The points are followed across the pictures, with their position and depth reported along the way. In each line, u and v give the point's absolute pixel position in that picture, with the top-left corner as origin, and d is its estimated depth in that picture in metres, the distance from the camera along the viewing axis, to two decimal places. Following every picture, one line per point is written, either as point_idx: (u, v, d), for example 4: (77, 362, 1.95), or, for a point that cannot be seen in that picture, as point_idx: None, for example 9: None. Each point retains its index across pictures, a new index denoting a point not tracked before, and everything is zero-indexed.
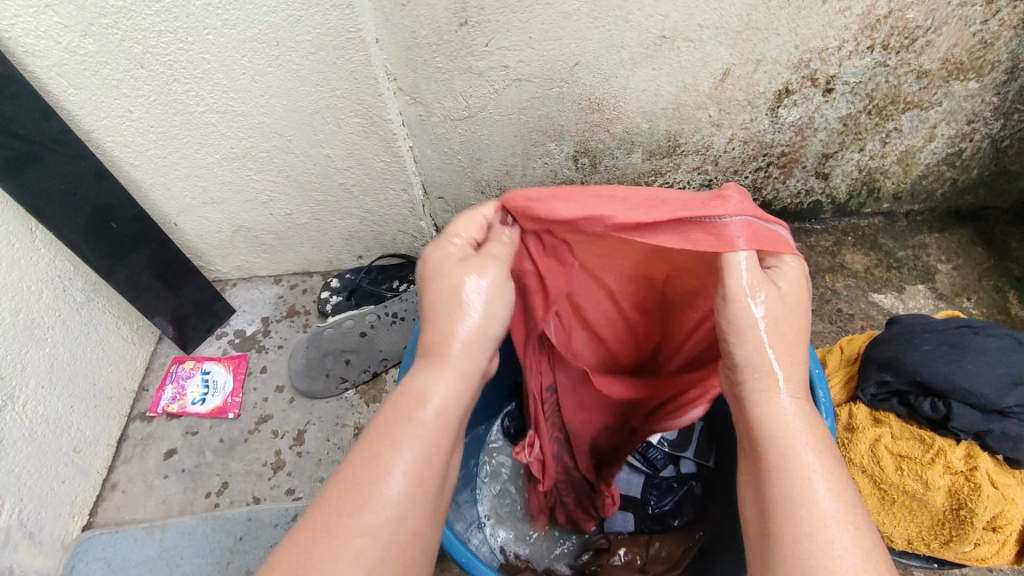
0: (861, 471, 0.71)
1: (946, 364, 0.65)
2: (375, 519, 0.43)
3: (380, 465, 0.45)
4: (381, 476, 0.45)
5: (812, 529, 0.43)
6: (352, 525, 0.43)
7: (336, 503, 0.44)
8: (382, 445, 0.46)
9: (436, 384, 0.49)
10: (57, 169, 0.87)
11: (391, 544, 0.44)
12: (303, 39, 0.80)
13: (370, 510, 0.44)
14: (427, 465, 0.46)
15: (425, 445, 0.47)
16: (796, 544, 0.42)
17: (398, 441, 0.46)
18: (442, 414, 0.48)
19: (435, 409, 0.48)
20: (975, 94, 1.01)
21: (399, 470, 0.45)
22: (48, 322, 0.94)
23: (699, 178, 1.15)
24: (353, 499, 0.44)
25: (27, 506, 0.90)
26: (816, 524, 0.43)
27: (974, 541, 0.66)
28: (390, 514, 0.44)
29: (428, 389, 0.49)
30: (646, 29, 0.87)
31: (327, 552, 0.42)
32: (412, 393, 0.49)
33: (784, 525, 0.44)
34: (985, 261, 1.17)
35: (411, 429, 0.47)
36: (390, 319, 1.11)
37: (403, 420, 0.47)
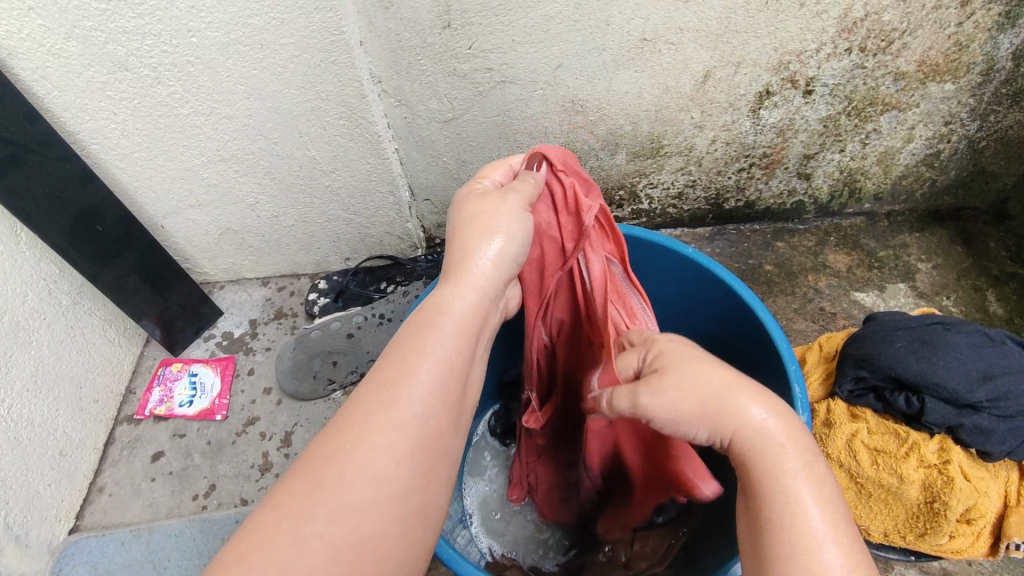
0: (839, 466, 0.72)
1: (919, 359, 0.67)
2: (409, 410, 0.47)
3: (405, 370, 0.49)
4: (405, 377, 0.48)
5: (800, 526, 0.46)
6: (386, 412, 0.46)
7: (373, 397, 0.47)
8: (404, 350, 0.50)
9: (448, 314, 0.54)
10: (43, 172, 0.88)
11: (424, 431, 0.47)
12: (287, 42, 0.81)
13: (404, 401, 0.47)
14: (450, 370, 0.50)
15: (450, 351, 0.51)
16: (788, 539, 0.46)
17: (420, 346, 0.51)
18: (461, 324, 0.54)
19: (455, 320, 0.53)
20: (951, 96, 1.03)
21: (423, 371, 0.49)
22: (34, 325, 0.95)
23: (682, 179, 1.16)
24: (381, 396, 0.47)
25: (13, 509, 0.90)
26: (800, 533, 0.46)
27: (948, 533, 0.67)
28: (422, 408, 0.48)
29: (442, 314, 0.53)
30: (627, 31, 0.88)
31: (366, 439, 0.45)
32: (432, 312, 0.54)
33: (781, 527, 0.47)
34: (964, 260, 1.19)
35: (434, 339, 0.51)
36: (377, 320, 1.14)
37: (427, 330, 0.52)
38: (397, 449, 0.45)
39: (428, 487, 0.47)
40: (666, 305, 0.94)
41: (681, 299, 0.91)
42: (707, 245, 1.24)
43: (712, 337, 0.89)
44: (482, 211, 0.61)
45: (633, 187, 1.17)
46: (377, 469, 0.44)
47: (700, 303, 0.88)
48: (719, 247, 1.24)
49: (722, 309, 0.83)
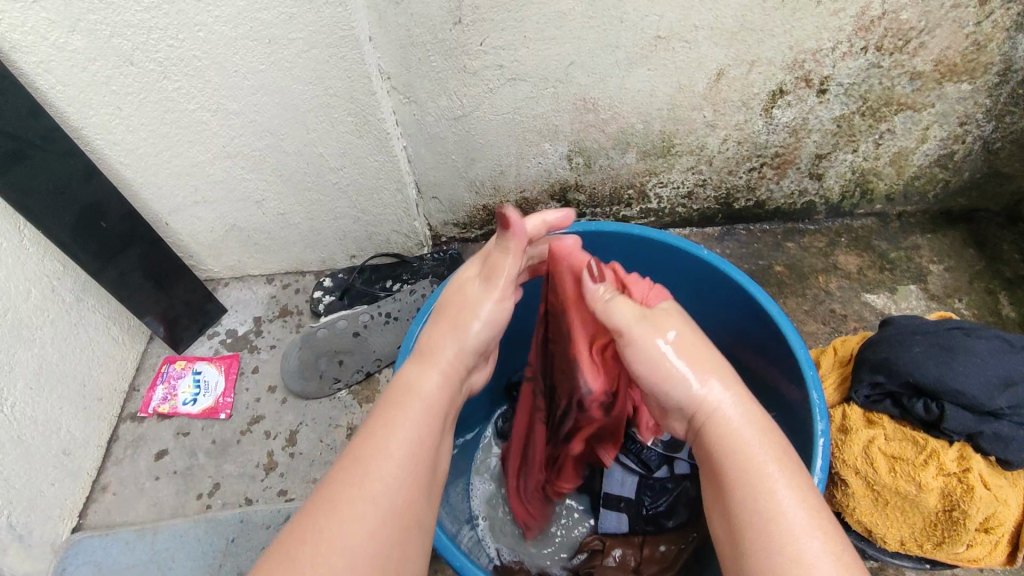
0: (855, 473, 0.71)
1: (938, 364, 0.66)
2: (383, 470, 0.47)
3: (376, 435, 0.49)
4: (374, 453, 0.48)
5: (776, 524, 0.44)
6: (358, 476, 0.46)
7: (345, 464, 0.47)
8: (375, 426, 0.50)
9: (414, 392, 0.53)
10: (47, 168, 0.86)
11: (399, 495, 0.47)
12: (297, 37, 0.79)
13: (379, 463, 0.47)
14: (418, 444, 0.49)
15: (420, 427, 0.50)
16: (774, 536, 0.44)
17: (390, 423, 0.50)
18: (438, 396, 0.54)
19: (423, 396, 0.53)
20: (967, 97, 1.01)
21: (392, 445, 0.48)
22: (37, 322, 0.93)
23: (693, 179, 1.15)
24: (355, 471, 0.46)
25: (16, 509, 0.89)
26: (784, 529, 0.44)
27: (967, 543, 0.66)
28: (396, 469, 0.47)
29: (410, 392, 0.53)
30: (641, 29, 0.87)
31: (339, 502, 0.45)
32: (402, 393, 0.53)
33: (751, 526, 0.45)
34: (977, 262, 1.17)
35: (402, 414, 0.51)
36: (383, 319, 1.12)
37: (399, 406, 0.52)
38: (372, 513, 0.45)
39: (401, 559, 0.46)
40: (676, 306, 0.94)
41: (694, 302, 0.90)
42: (717, 245, 1.23)
43: (726, 340, 0.88)
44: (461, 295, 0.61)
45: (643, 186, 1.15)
46: (349, 535, 0.44)
47: (713, 303, 0.87)
48: (729, 247, 1.23)
49: (736, 311, 0.82)
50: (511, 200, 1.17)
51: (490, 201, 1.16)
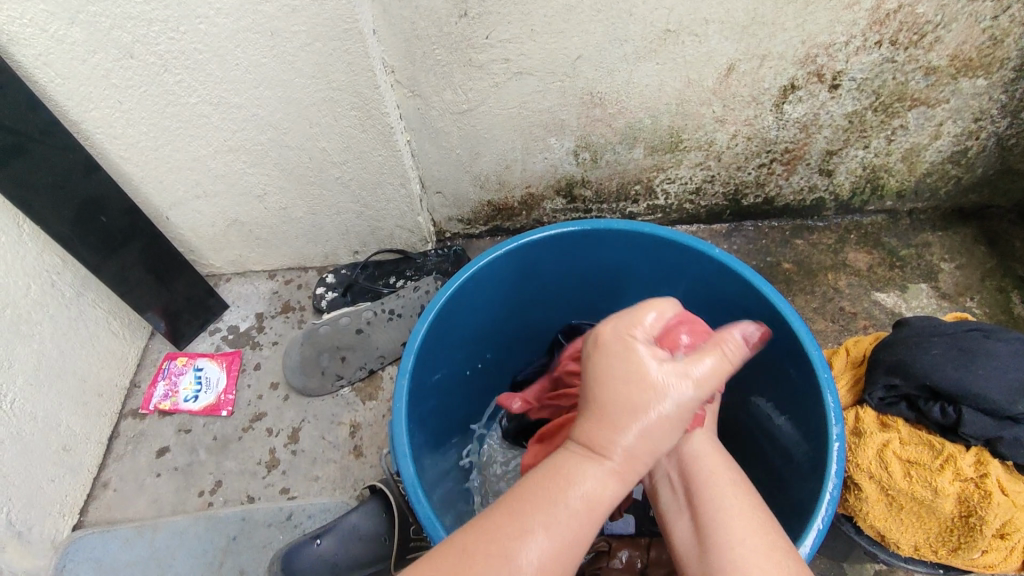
0: (869, 477, 0.69)
1: (956, 368, 0.65)
2: (575, 507, 0.45)
3: (573, 476, 0.46)
4: (522, 537, 0.44)
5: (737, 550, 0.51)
6: (531, 526, 0.44)
7: (522, 500, 0.46)
8: (523, 508, 0.45)
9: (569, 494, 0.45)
10: (46, 162, 0.85)
11: (588, 528, 0.45)
12: (298, 30, 0.78)
13: (564, 507, 0.45)
14: (574, 539, 0.45)
15: (566, 521, 0.45)
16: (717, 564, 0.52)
17: (551, 509, 0.45)
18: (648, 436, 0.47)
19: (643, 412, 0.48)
20: (982, 92, 1.00)
21: (543, 537, 0.44)
22: (36, 318, 0.92)
23: (701, 175, 1.13)
24: (496, 561, 0.43)
25: (15, 506, 0.88)
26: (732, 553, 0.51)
27: (982, 549, 0.65)
28: (589, 502, 0.45)
29: (565, 489, 0.45)
30: (651, 22, 0.85)
31: (511, 550, 0.43)
32: (557, 482, 0.46)
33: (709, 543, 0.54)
34: (988, 260, 1.16)
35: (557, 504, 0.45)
36: (387, 316, 1.10)
37: (592, 436, 0.49)
38: (566, 545, 0.44)
39: None
40: (685, 302, 0.92)
41: (704, 303, 0.89)
42: (724, 242, 1.22)
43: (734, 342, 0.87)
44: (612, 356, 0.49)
45: (650, 182, 1.14)
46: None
47: (723, 301, 0.86)
48: (736, 244, 1.21)
49: (748, 309, 0.81)
50: (516, 195, 1.15)
51: (494, 197, 1.15)
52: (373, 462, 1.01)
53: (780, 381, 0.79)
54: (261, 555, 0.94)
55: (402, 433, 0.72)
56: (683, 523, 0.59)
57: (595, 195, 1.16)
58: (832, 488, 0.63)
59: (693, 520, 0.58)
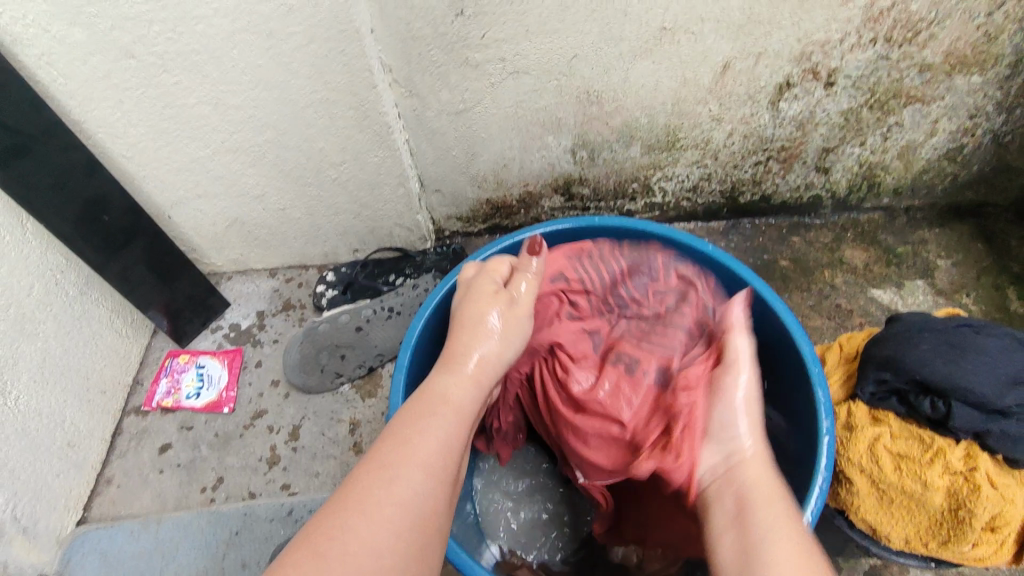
0: (860, 471, 0.70)
1: (946, 363, 0.65)
2: (423, 468, 0.51)
3: (406, 441, 0.52)
4: (400, 460, 0.50)
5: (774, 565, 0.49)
6: (387, 476, 0.49)
7: (379, 457, 0.51)
8: (406, 433, 0.53)
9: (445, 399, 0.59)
10: (48, 162, 0.86)
11: (435, 484, 0.51)
12: (296, 30, 0.79)
13: (408, 463, 0.50)
14: (442, 452, 0.53)
15: (436, 436, 0.54)
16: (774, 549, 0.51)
17: (419, 430, 0.54)
18: (457, 410, 0.58)
19: (451, 405, 0.58)
20: (977, 89, 1.00)
21: (417, 467, 0.51)
22: (40, 316, 0.93)
23: (698, 173, 1.14)
24: (382, 472, 0.49)
25: (21, 501, 0.89)
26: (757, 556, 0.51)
27: (973, 542, 0.65)
28: (428, 467, 0.51)
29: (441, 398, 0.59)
30: (645, 21, 0.86)
31: (375, 493, 0.48)
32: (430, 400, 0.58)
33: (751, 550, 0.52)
34: (984, 258, 1.16)
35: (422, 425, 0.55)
36: (386, 313, 1.11)
37: (428, 414, 0.56)
38: (413, 492, 0.49)
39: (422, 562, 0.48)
40: None
41: None
42: (721, 240, 1.22)
43: None
44: (474, 316, 0.68)
45: (647, 180, 1.14)
46: (391, 515, 0.47)
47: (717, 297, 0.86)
48: (733, 242, 1.22)
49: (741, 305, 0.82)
50: (514, 194, 1.16)
51: (492, 195, 1.16)
52: None
53: (774, 376, 0.80)
54: (262, 549, 0.95)
55: None
56: (728, 538, 0.55)
57: (592, 194, 1.17)
58: (822, 482, 0.64)
59: (740, 531, 0.55)
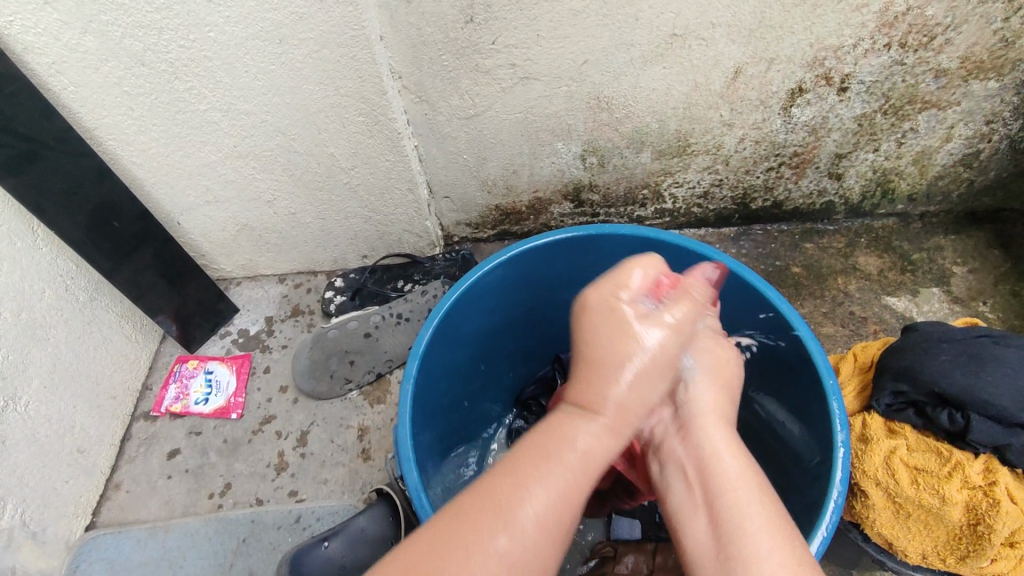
0: (876, 484, 0.70)
1: (965, 375, 0.64)
2: (519, 547, 0.43)
3: (513, 507, 0.45)
4: (516, 504, 0.44)
5: (752, 541, 0.48)
6: (491, 540, 0.43)
7: (482, 503, 0.45)
8: (519, 473, 0.47)
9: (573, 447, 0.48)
10: (59, 169, 0.86)
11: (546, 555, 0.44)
12: (306, 37, 0.78)
13: (521, 516, 0.44)
14: (555, 516, 0.45)
15: (559, 489, 0.46)
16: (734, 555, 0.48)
17: (537, 476, 0.46)
18: (584, 473, 0.48)
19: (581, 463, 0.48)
20: (994, 95, 0.99)
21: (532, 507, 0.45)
22: (51, 322, 0.94)
23: (709, 178, 1.13)
24: (486, 521, 0.44)
25: (30, 506, 0.89)
26: (750, 540, 0.48)
27: (991, 557, 0.64)
28: (536, 542, 0.44)
29: (566, 447, 0.48)
30: (656, 26, 0.85)
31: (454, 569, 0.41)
32: (553, 441, 0.49)
33: (729, 537, 0.49)
34: (1002, 264, 1.14)
35: (552, 470, 0.47)
36: (395, 320, 1.12)
37: (544, 460, 0.47)
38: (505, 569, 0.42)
39: None
40: None
41: None
42: (733, 246, 1.21)
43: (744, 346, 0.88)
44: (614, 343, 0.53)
45: (657, 186, 1.14)
46: None
47: (728, 305, 0.86)
48: (745, 248, 1.20)
49: (753, 313, 0.81)
50: (524, 200, 1.15)
51: (502, 201, 1.15)
52: (381, 466, 1.02)
53: (790, 388, 0.79)
54: (269, 558, 0.94)
55: (406, 437, 0.72)
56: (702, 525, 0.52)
57: (602, 200, 1.16)
58: (837, 495, 0.64)
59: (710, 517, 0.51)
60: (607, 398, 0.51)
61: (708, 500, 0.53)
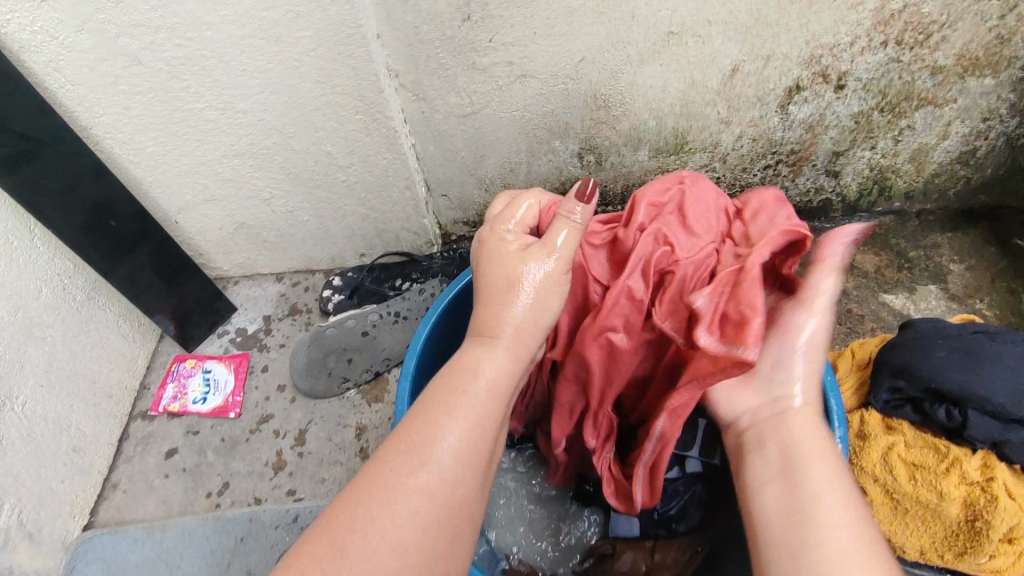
0: (874, 480, 0.70)
1: (961, 371, 0.65)
2: (445, 456, 0.47)
3: (435, 425, 0.49)
4: (433, 438, 0.48)
5: (828, 519, 0.47)
6: (423, 458, 0.47)
7: (402, 441, 0.48)
8: (433, 413, 0.49)
9: (478, 380, 0.52)
10: (56, 168, 0.86)
11: (465, 473, 0.48)
12: (302, 35, 0.78)
13: (436, 454, 0.47)
14: (475, 439, 0.49)
15: (474, 417, 0.50)
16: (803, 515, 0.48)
17: (451, 412, 0.49)
18: (493, 389, 0.52)
19: (489, 384, 0.52)
20: (990, 92, 0.99)
21: (449, 432, 0.48)
22: (48, 321, 0.93)
23: (706, 176, 1.13)
24: (410, 459, 0.47)
25: (27, 506, 0.89)
26: (824, 516, 0.47)
27: (990, 553, 0.64)
28: (459, 455, 0.48)
29: (472, 380, 0.52)
30: (653, 24, 0.85)
31: (393, 490, 0.45)
32: (462, 376, 0.52)
33: (801, 516, 0.49)
34: (999, 262, 1.15)
35: (462, 404, 0.50)
36: (393, 318, 1.12)
37: (457, 395, 0.51)
38: (441, 483, 0.46)
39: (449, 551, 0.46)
40: None
41: None
42: None
43: None
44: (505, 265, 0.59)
45: None
46: (395, 531, 0.43)
47: None
48: None
49: None
50: None
51: None
52: None
53: None
54: (267, 557, 0.94)
55: None
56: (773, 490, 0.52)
57: (600, 198, 1.16)
58: None
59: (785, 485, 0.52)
60: (497, 322, 0.56)
61: (783, 475, 0.53)
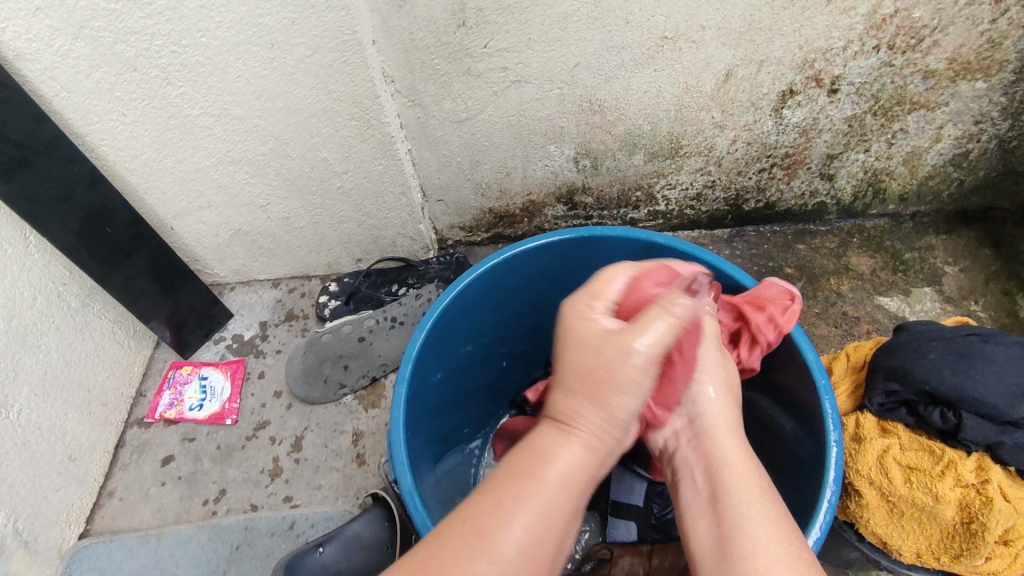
0: (869, 483, 0.70)
1: (956, 373, 0.65)
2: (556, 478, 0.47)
3: (503, 513, 0.45)
4: (500, 524, 0.44)
5: (749, 537, 0.48)
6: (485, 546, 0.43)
7: (461, 526, 0.45)
8: (503, 495, 0.46)
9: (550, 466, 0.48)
10: (50, 175, 0.86)
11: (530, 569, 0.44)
12: (298, 42, 0.78)
13: (499, 541, 0.43)
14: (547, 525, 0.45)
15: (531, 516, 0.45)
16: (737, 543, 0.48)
17: (519, 498, 0.45)
18: (564, 479, 0.48)
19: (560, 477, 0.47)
20: (982, 95, 0.99)
21: (516, 526, 0.44)
22: (43, 329, 0.93)
23: (701, 180, 1.13)
24: (473, 543, 0.43)
25: (22, 515, 0.89)
26: (750, 535, 0.48)
27: (985, 555, 0.65)
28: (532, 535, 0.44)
29: (542, 467, 0.48)
30: (647, 29, 0.85)
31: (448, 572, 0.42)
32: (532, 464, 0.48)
33: (730, 531, 0.50)
34: (992, 263, 1.15)
35: (534, 494, 0.46)
36: (389, 323, 1.11)
37: (523, 490, 0.46)
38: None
39: None
40: None
41: None
42: (726, 247, 1.21)
43: None
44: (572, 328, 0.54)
45: (650, 188, 1.14)
46: None
47: None
48: (738, 250, 1.21)
49: None
50: (517, 203, 1.16)
51: (495, 205, 1.15)
52: (376, 470, 1.02)
53: (780, 386, 0.79)
54: (263, 565, 0.94)
55: (399, 443, 0.72)
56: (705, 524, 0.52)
57: (595, 202, 1.16)
58: (830, 494, 0.64)
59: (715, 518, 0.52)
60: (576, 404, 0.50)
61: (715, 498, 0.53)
